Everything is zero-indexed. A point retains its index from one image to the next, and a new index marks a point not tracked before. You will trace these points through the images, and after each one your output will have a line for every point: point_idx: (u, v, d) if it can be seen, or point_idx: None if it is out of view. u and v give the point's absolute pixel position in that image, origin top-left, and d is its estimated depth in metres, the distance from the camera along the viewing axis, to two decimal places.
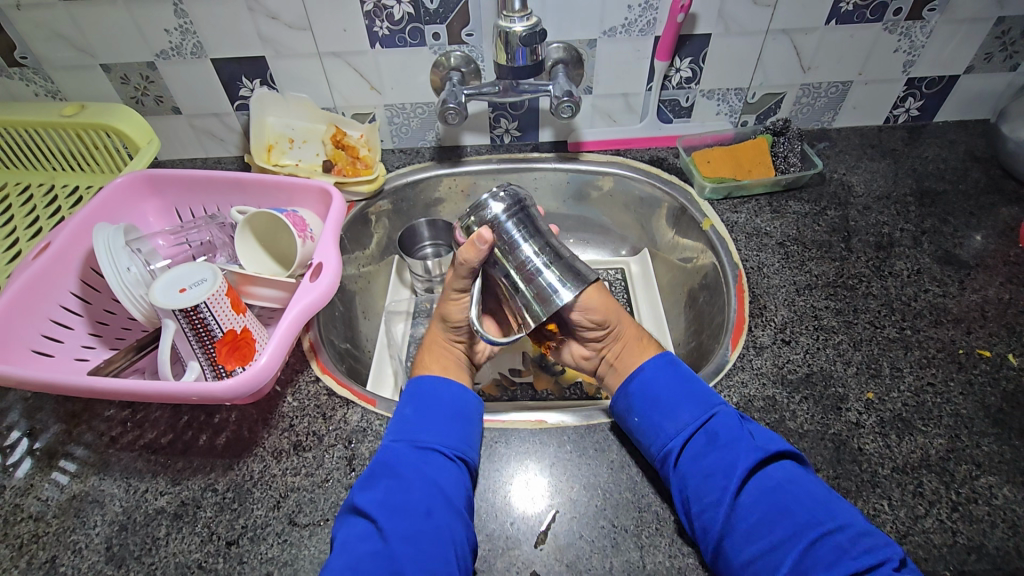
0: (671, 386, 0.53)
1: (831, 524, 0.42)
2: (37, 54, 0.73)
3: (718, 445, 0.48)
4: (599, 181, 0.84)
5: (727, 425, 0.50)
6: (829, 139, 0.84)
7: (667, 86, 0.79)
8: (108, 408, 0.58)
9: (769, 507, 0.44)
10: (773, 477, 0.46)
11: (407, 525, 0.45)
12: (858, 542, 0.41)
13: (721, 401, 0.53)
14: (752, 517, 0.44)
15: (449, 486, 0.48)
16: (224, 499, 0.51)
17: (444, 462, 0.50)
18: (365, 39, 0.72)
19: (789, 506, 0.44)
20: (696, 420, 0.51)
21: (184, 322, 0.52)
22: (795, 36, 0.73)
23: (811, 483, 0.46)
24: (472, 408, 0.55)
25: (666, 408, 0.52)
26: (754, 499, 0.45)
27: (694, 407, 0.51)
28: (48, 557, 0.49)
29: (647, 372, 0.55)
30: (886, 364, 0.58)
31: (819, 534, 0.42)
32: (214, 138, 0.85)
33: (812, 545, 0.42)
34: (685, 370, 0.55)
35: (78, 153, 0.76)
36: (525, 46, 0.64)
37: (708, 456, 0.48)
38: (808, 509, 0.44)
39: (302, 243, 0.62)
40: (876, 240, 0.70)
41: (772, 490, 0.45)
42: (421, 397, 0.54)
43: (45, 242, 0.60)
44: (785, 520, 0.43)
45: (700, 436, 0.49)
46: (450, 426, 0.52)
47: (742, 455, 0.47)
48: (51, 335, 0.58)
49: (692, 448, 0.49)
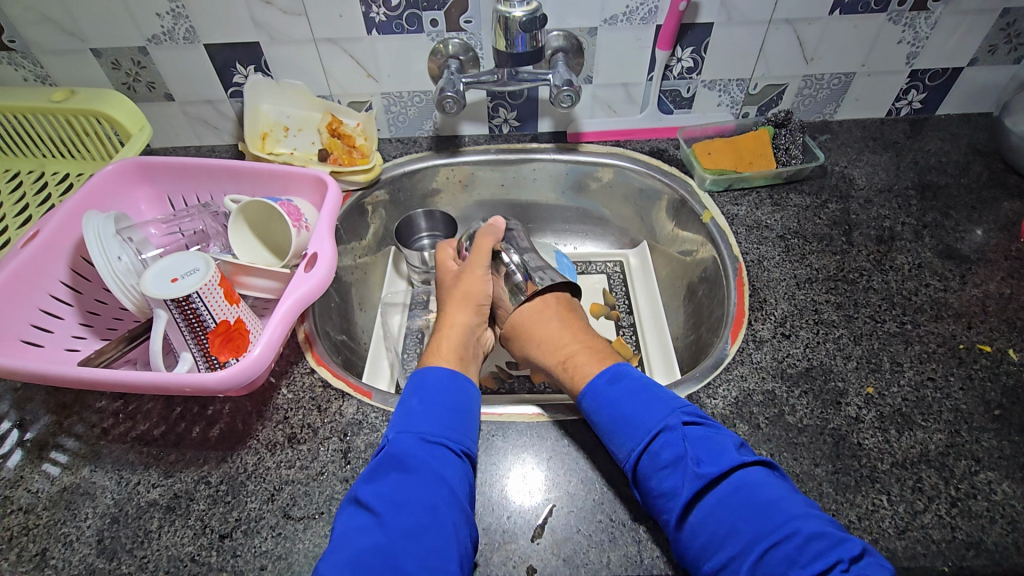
0: (614, 407, 0.51)
1: (777, 534, 0.41)
2: (25, 37, 0.72)
3: (661, 466, 0.46)
4: (598, 173, 0.83)
5: (670, 442, 0.47)
6: (831, 132, 0.84)
7: (668, 76, 0.78)
8: (99, 400, 0.57)
9: (715, 523, 0.43)
10: (716, 493, 0.44)
11: (409, 519, 0.44)
12: (807, 549, 0.40)
13: (670, 408, 0.50)
14: (700, 535, 0.43)
15: (455, 481, 0.47)
16: (217, 492, 0.51)
17: (451, 456, 0.49)
18: (362, 26, 0.71)
19: (733, 523, 0.42)
20: (640, 441, 0.48)
21: (176, 313, 0.51)
22: (799, 26, 0.72)
23: (756, 491, 0.43)
24: (476, 404, 0.54)
25: (614, 432, 0.50)
26: (703, 515, 0.44)
27: (635, 430, 0.49)
28: (38, 550, 0.48)
29: (592, 394, 0.53)
30: (885, 359, 0.58)
31: (767, 546, 0.41)
32: (208, 125, 0.83)
33: (759, 558, 0.40)
34: (630, 381, 0.53)
35: (68, 140, 0.74)
36: (526, 32, 0.62)
37: (656, 479, 0.46)
38: (754, 522, 0.42)
39: (297, 232, 0.60)
40: (877, 234, 0.70)
41: (716, 504, 0.44)
42: (425, 390, 0.53)
43: (34, 230, 0.58)
44: (731, 535, 0.42)
45: (646, 460, 0.47)
46: (453, 421, 0.51)
47: (685, 477, 0.45)
48: (40, 325, 0.58)
49: (640, 470, 0.48)
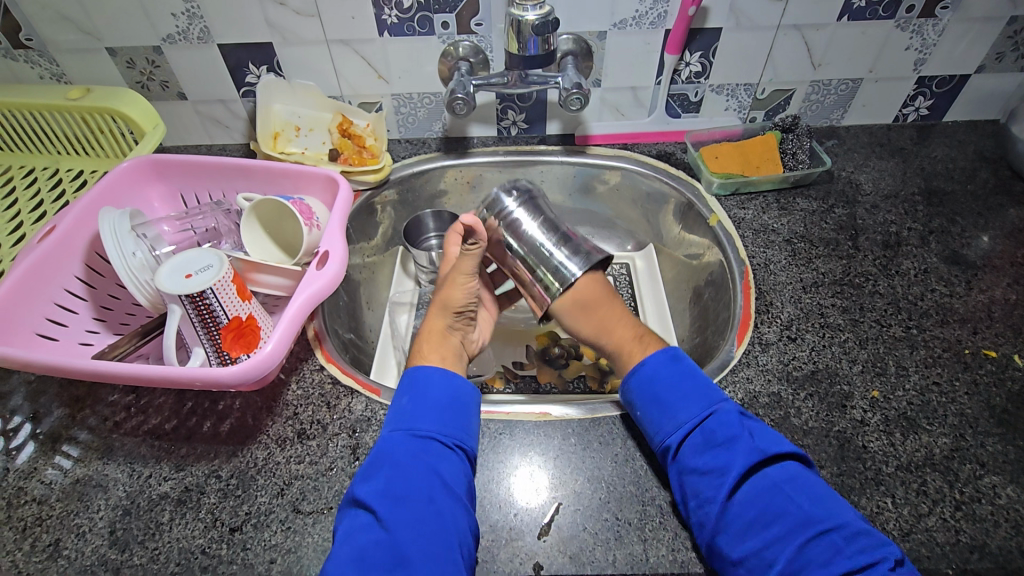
0: (673, 383, 0.53)
1: (827, 524, 0.43)
2: (42, 36, 0.73)
3: (716, 444, 0.49)
4: (605, 175, 0.84)
5: (725, 422, 0.50)
6: (837, 137, 0.84)
7: (676, 81, 0.79)
8: (111, 393, 0.58)
9: (764, 503, 0.45)
10: (770, 476, 0.47)
11: (409, 513, 0.45)
12: (853, 541, 0.42)
13: (722, 396, 0.53)
14: (746, 514, 0.45)
15: (449, 476, 0.48)
16: (228, 485, 0.51)
17: (443, 450, 0.50)
18: (374, 27, 0.72)
19: (782, 506, 0.45)
20: (693, 418, 0.51)
21: (189, 308, 0.52)
22: (807, 32, 0.73)
23: (808, 482, 0.46)
24: (472, 398, 0.54)
25: (667, 405, 0.52)
26: (752, 494, 0.46)
27: (693, 404, 0.52)
28: (51, 540, 0.49)
29: (648, 367, 0.55)
30: (891, 363, 0.58)
31: (815, 532, 0.43)
32: (219, 125, 0.84)
33: (805, 544, 0.43)
34: (688, 364, 0.55)
35: (82, 137, 0.75)
36: (537, 35, 0.63)
37: (706, 454, 0.48)
38: (804, 507, 0.44)
39: (308, 231, 0.61)
40: (883, 239, 0.70)
41: (769, 487, 0.46)
42: (417, 387, 0.54)
43: (50, 226, 0.59)
44: (779, 517, 0.45)
45: (698, 435, 0.50)
46: (447, 417, 0.52)
47: (739, 456, 0.48)
48: (55, 319, 0.58)
49: (689, 446, 0.49)
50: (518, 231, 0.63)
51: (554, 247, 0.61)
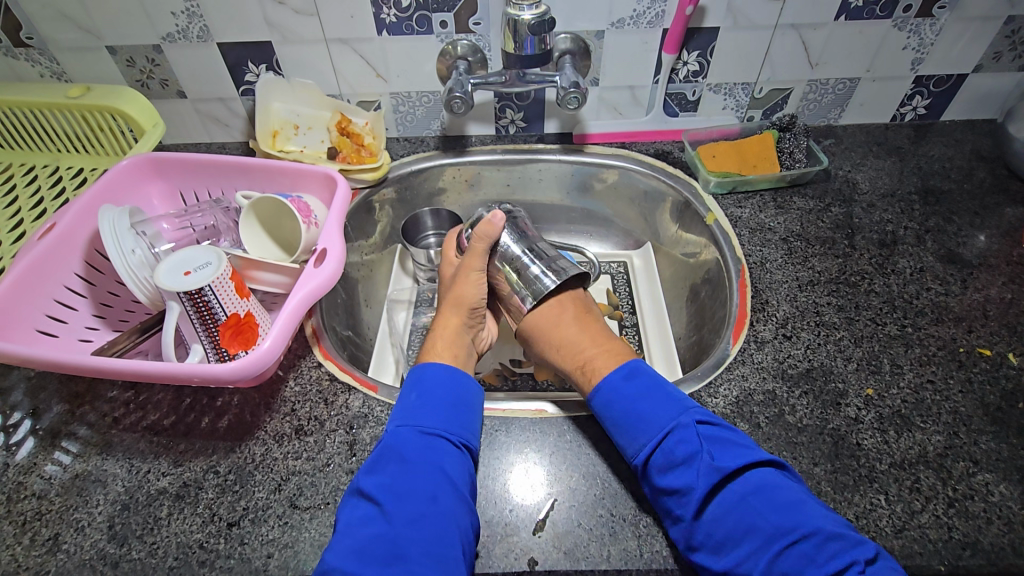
0: (630, 400, 0.52)
1: (795, 534, 0.42)
2: (43, 34, 0.73)
3: (677, 462, 0.47)
4: (603, 174, 0.84)
5: (685, 439, 0.48)
6: (835, 136, 0.84)
7: (674, 79, 0.79)
8: (110, 389, 0.58)
9: (733, 519, 0.44)
10: (735, 491, 0.45)
11: (411, 509, 0.45)
12: (824, 549, 0.41)
13: (682, 407, 0.51)
14: (716, 531, 0.44)
15: (454, 472, 0.48)
16: (226, 480, 0.52)
17: (449, 448, 0.50)
18: (373, 26, 0.72)
19: (750, 521, 0.44)
20: (653, 438, 0.49)
21: (188, 305, 0.52)
22: (804, 31, 0.73)
23: (775, 490, 0.45)
24: (477, 399, 0.55)
25: (628, 425, 0.51)
26: (720, 511, 0.45)
27: (648, 425, 0.50)
28: (50, 534, 0.49)
29: (606, 388, 0.54)
30: (886, 361, 0.58)
31: (785, 543, 0.42)
32: (219, 123, 0.85)
33: (777, 557, 0.42)
34: (645, 377, 0.54)
35: (83, 135, 0.76)
36: (534, 34, 0.63)
37: (669, 475, 0.47)
38: (771, 520, 0.43)
39: (307, 228, 0.62)
40: (880, 238, 0.70)
41: (736, 503, 0.45)
42: (423, 384, 0.54)
43: (50, 223, 0.60)
44: (750, 532, 0.43)
45: (659, 457, 0.48)
46: (453, 414, 0.52)
47: (699, 476, 0.46)
48: (55, 315, 0.59)
49: (653, 467, 0.48)
50: (509, 242, 0.66)
51: (532, 262, 0.65)
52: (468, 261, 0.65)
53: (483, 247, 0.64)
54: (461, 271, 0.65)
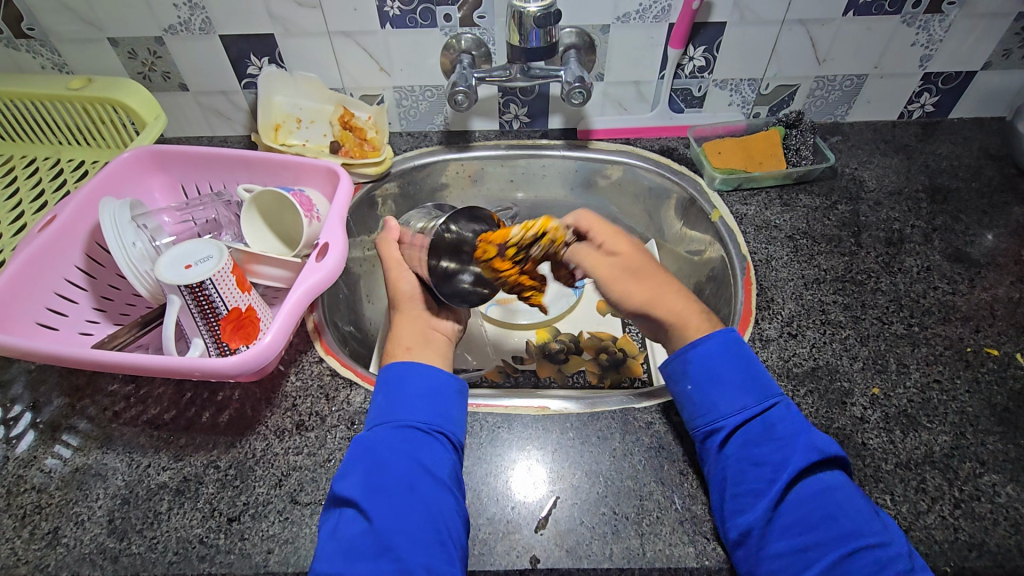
0: (727, 368, 0.52)
1: (872, 538, 0.43)
2: (44, 25, 0.72)
3: (775, 437, 0.48)
4: (607, 170, 0.84)
5: (787, 420, 0.49)
6: (841, 134, 0.83)
7: (680, 75, 0.78)
8: (111, 383, 0.58)
9: (814, 505, 0.45)
10: (823, 480, 0.46)
11: (390, 502, 0.45)
12: (889, 561, 0.42)
13: (778, 390, 0.52)
14: (795, 513, 0.45)
15: (431, 462, 0.48)
16: (226, 475, 0.51)
17: (425, 438, 0.49)
18: (376, 19, 0.71)
19: (832, 511, 0.44)
20: (756, 407, 0.50)
21: (189, 299, 0.52)
22: (812, 27, 0.72)
23: (855, 491, 0.46)
24: (451, 382, 0.53)
25: (723, 386, 0.51)
26: (803, 495, 0.46)
27: (756, 392, 0.51)
28: (50, 528, 0.49)
29: (700, 348, 0.53)
30: (892, 360, 0.58)
31: (858, 544, 0.42)
32: (221, 116, 0.84)
33: (849, 553, 0.42)
34: (746, 353, 0.53)
35: (84, 127, 0.75)
36: (540, 27, 0.63)
37: (764, 447, 0.48)
38: (853, 519, 0.44)
39: (308, 222, 0.61)
40: (887, 236, 0.70)
41: (822, 490, 0.45)
42: (390, 375, 0.53)
43: (51, 215, 0.59)
44: (829, 522, 0.44)
45: (757, 426, 0.49)
46: (424, 402, 0.51)
47: (797, 453, 0.47)
48: (55, 308, 0.59)
49: (746, 433, 0.49)
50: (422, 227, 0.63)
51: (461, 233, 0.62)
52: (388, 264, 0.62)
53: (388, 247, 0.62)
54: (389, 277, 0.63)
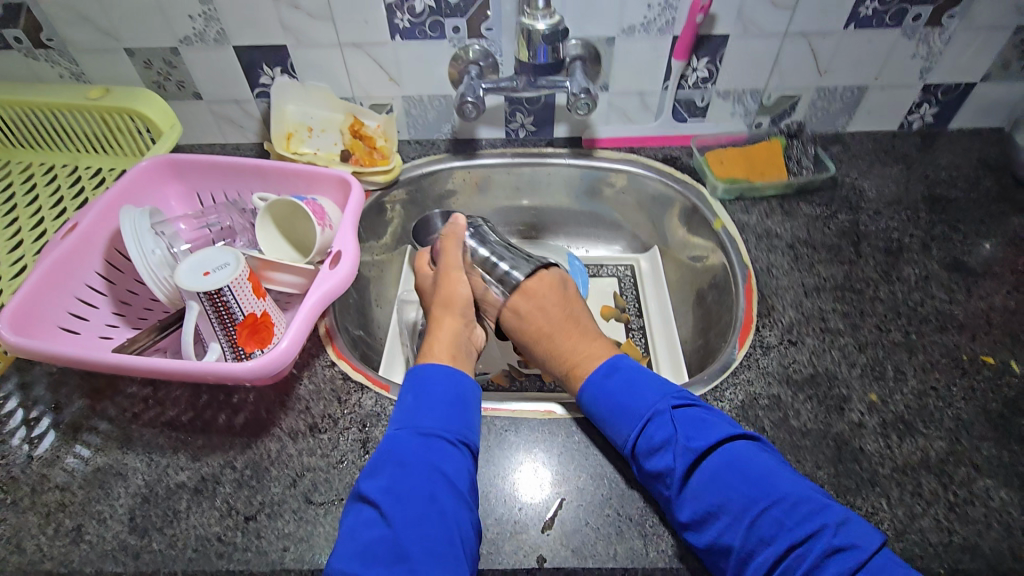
0: (610, 394, 0.54)
1: (766, 502, 0.44)
2: (64, 36, 0.75)
3: (656, 447, 0.49)
4: (612, 178, 0.85)
5: (661, 425, 0.50)
6: (842, 143, 0.85)
7: (683, 86, 0.80)
8: (130, 385, 0.60)
9: (710, 497, 0.46)
10: (709, 467, 0.47)
11: (411, 509, 0.46)
12: (795, 512, 0.43)
13: (660, 395, 0.52)
14: (697, 507, 0.46)
15: (453, 471, 0.49)
16: (242, 476, 0.53)
17: (448, 448, 0.50)
18: (387, 31, 0.73)
19: (724, 494, 0.45)
20: (634, 427, 0.51)
21: (207, 304, 0.54)
22: (813, 39, 0.74)
23: (744, 463, 0.46)
24: (475, 395, 0.55)
25: (609, 420, 0.53)
26: (699, 489, 0.46)
27: (631, 411, 0.52)
28: (74, 525, 0.51)
29: (591, 385, 0.55)
30: (889, 367, 0.59)
31: (757, 512, 0.44)
32: (234, 124, 0.86)
33: (754, 521, 0.44)
34: (624, 369, 0.55)
35: (102, 135, 0.77)
36: (548, 43, 0.64)
37: (649, 461, 0.49)
38: (745, 491, 0.45)
39: (322, 231, 0.63)
40: (885, 245, 0.71)
41: (710, 478, 0.47)
42: (421, 385, 0.54)
43: (72, 223, 0.61)
44: (726, 505, 0.45)
45: (641, 443, 0.50)
46: (451, 412, 0.52)
47: (677, 457, 0.48)
48: (76, 313, 0.60)
49: (638, 452, 0.50)
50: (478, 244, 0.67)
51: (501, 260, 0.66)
52: (449, 262, 0.65)
53: (453, 246, 0.67)
54: (442, 275, 0.65)
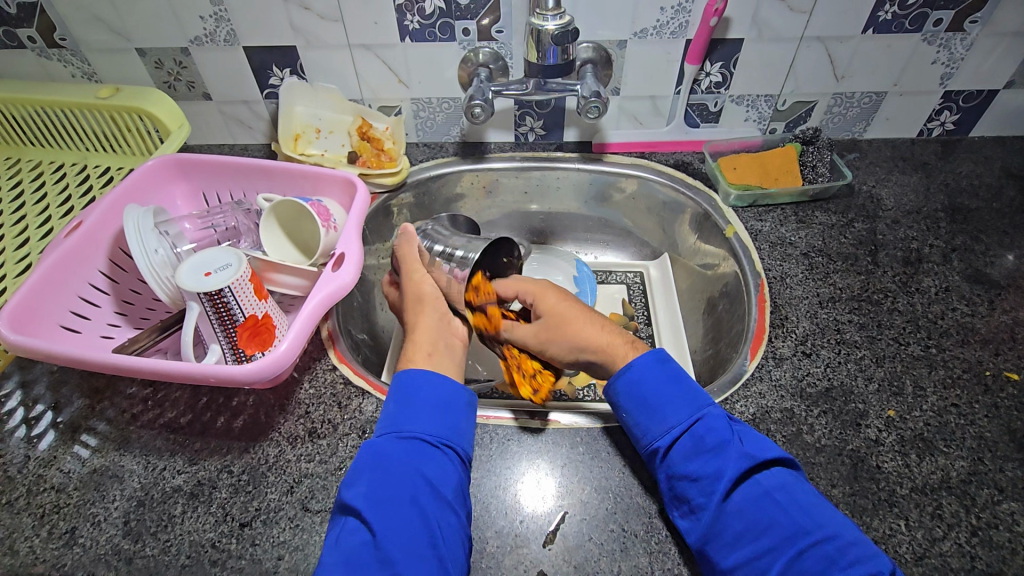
0: (659, 385, 0.51)
1: (818, 533, 0.42)
2: (75, 36, 0.75)
3: (705, 449, 0.47)
4: (622, 183, 0.84)
5: (715, 427, 0.48)
6: (859, 150, 0.83)
7: (696, 90, 0.79)
8: (130, 386, 0.59)
9: (755, 516, 0.44)
10: (761, 484, 0.45)
11: (392, 515, 0.45)
12: (847, 552, 0.41)
13: (709, 399, 0.51)
14: (737, 523, 0.44)
15: (436, 475, 0.48)
16: (239, 481, 0.52)
17: (432, 452, 0.49)
18: (396, 33, 0.73)
19: (775, 516, 0.43)
20: (684, 420, 0.49)
21: (208, 306, 0.53)
22: (831, 44, 0.72)
23: (799, 491, 0.45)
24: (462, 396, 0.53)
25: (653, 408, 0.50)
26: (743, 504, 0.44)
27: (682, 407, 0.50)
28: (68, 527, 0.50)
29: (638, 368, 0.52)
30: (908, 382, 0.57)
31: (807, 542, 0.42)
32: (243, 125, 0.86)
33: (798, 555, 0.42)
34: (678, 366, 0.53)
35: (111, 135, 0.77)
36: (557, 45, 0.63)
37: (693, 463, 0.47)
38: (795, 517, 0.43)
39: (326, 233, 0.62)
40: (904, 255, 0.69)
41: (759, 497, 0.45)
42: (405, 388, 0.53)
43: (77, 220, 0.61)
44: (772, 528, 0.43)
45: (687, 442, 0.48)
46: (433, 414, 0.51)
47: (728, 464, 0.46)
48: (78, 312, 0.60)
49: (678, 451, 0.48)
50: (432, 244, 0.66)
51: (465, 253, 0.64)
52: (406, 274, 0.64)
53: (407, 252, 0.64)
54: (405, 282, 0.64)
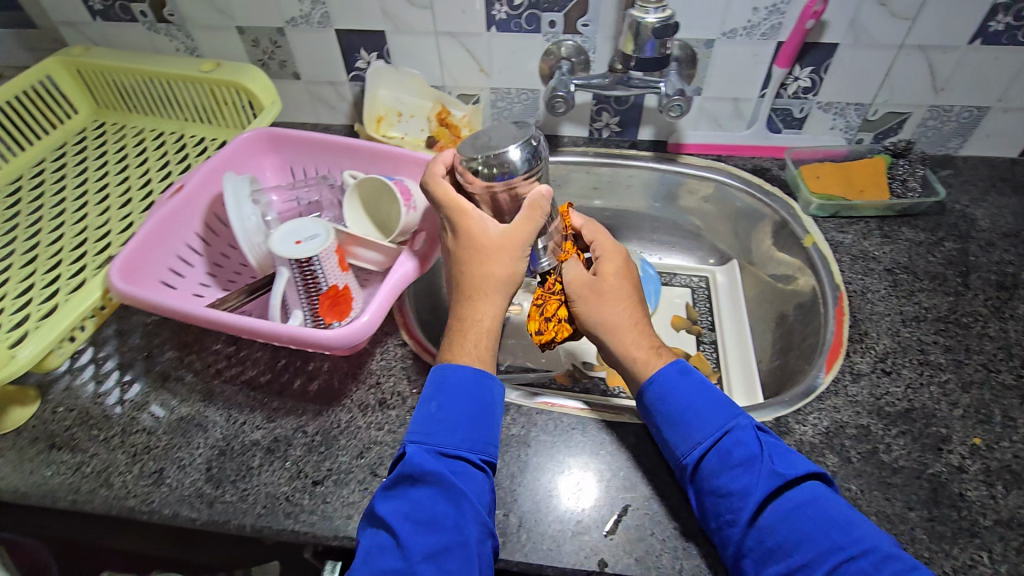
0: (686, 395, 0.50)
1: (853, 549, 0.41)
2: (183, 12, 0.80)
3: (733, 464, 0.46)
4: (695, 186, 0.83)
5: (744, 441, 0.47)
6: (953, 167, 0.79)
7: (782, 94, 0.77)
8: (216, 343, 0.63)
9: (789, 530, 0.43)
10: (792, 498, 0.44)
11: (428, 539, 0.42)
12: (883, 566, 0.40)
13: (740, 411, 0.50)
14: (769, 539, 0.43)
15: (476, 493, 0.45)
16: (313, 441, 0.55)
17: (470, 468, 0.46)
18: (483, 22, 0.74)
19: (808, 531, 0.42)
20: (711, 435, 0.48)
21: (296, 272, 0.56)
22: (932, 54, 0.69)
23: (830, 503, 0.44)
24: (497, 402, 0.50)
25: (681, 421, 0.49)
26: (776, 521, 0.43)
27: (712, 420, 0.49)
28: (156, 468, 0.54)
29: (661, 379, 0.52)
30: (997, 412, 0.54)
31: (842, 558, 0.41)
32: (327, 105, 0.89)
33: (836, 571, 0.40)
34: (701, 376, 0.52)
35: (207, 107, 0.82)
36: (657, 38, 0.63)
37: (722, 477, 0.46)
38: (830, 534, 0.42)
39: (406, 212, 0.63)
40: (998, 279, 0.66)
41: (790, 510, 0.44)
42: (444, 390, 0.49)
43: (180, 184, 0.65)
44: (806, 542, 0.42)
45: (713, 456, 0.47)
46: (473, 425, 0.48)
47: (756, 481, 0.45)
48: (175, 269, 0.64)
49: (706, 465, 0.47)
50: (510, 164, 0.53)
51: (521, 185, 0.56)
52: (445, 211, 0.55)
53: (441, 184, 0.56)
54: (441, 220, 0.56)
